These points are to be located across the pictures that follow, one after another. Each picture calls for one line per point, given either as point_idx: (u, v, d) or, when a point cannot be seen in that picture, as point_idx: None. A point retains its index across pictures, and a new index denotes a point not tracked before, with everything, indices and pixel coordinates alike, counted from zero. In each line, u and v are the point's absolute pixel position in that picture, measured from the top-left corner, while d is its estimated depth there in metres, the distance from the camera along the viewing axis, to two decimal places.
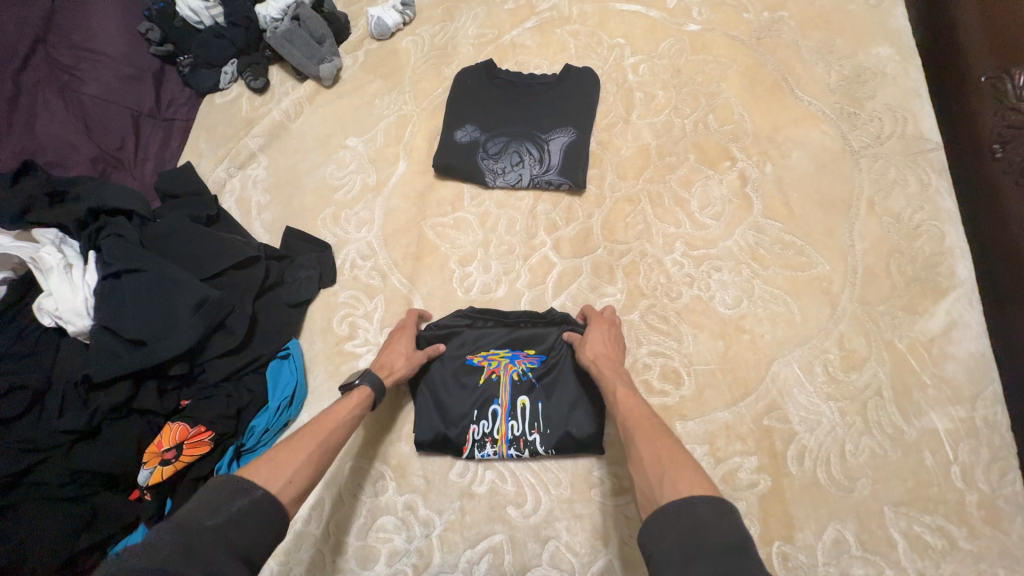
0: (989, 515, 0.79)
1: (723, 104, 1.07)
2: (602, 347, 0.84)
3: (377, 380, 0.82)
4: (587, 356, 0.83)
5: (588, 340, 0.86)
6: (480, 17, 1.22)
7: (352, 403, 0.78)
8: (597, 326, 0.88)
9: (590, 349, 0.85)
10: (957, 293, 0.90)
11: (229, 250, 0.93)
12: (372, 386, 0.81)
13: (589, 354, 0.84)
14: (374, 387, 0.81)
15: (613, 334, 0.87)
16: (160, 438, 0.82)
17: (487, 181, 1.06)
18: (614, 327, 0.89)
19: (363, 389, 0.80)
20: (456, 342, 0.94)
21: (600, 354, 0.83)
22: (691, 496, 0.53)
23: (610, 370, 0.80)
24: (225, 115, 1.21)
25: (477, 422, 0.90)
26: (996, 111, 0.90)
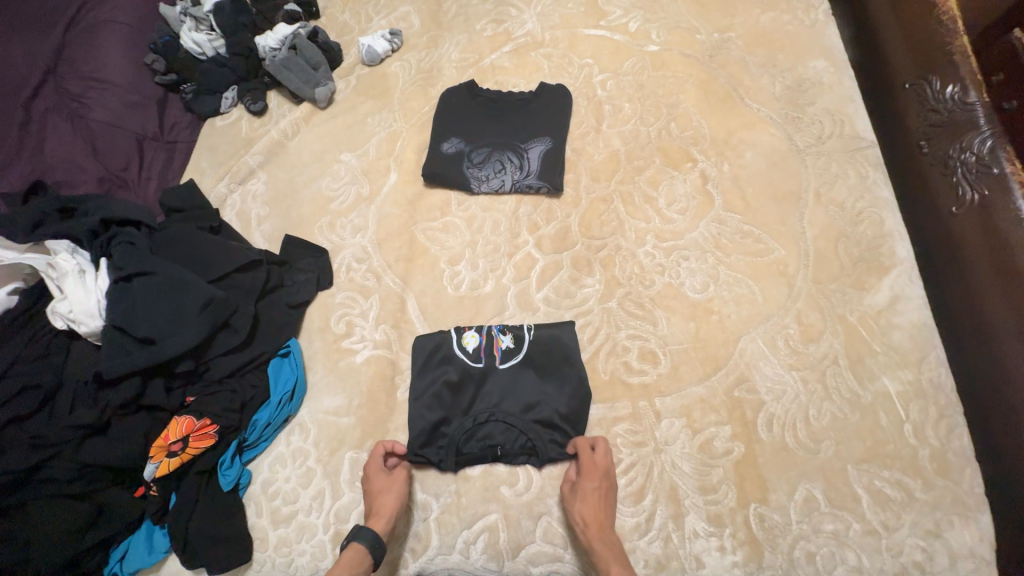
0: (940, 467, 0.87)
1: (683, 113, 1.19)
2: (593, 510, 0.84)
3: (369, 536, 0.82)
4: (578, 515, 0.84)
5: (579, 497, 0.85)
6: (462, 44, 1.35)
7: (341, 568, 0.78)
8: (590, 481, 0.86)
9: (580, 512, 0.84)
10: (898, 270, 1.00)
11: (233, 254, 1.00)
12: (364, 542, 0.81)
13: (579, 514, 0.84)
14: (366, 543, 0.81)
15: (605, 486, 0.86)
16: (166, 432, 0.87)
17: (473, 187, 1.15)
18: (606, 481, 0.86)
19: (351, 551, 0.81)
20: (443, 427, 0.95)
21: (591, 521, 0.83)
22: None
23: (603, 541, 0.81)
24: (226, 136, 1.29)
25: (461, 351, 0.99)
26: (919, 112, 1.04)
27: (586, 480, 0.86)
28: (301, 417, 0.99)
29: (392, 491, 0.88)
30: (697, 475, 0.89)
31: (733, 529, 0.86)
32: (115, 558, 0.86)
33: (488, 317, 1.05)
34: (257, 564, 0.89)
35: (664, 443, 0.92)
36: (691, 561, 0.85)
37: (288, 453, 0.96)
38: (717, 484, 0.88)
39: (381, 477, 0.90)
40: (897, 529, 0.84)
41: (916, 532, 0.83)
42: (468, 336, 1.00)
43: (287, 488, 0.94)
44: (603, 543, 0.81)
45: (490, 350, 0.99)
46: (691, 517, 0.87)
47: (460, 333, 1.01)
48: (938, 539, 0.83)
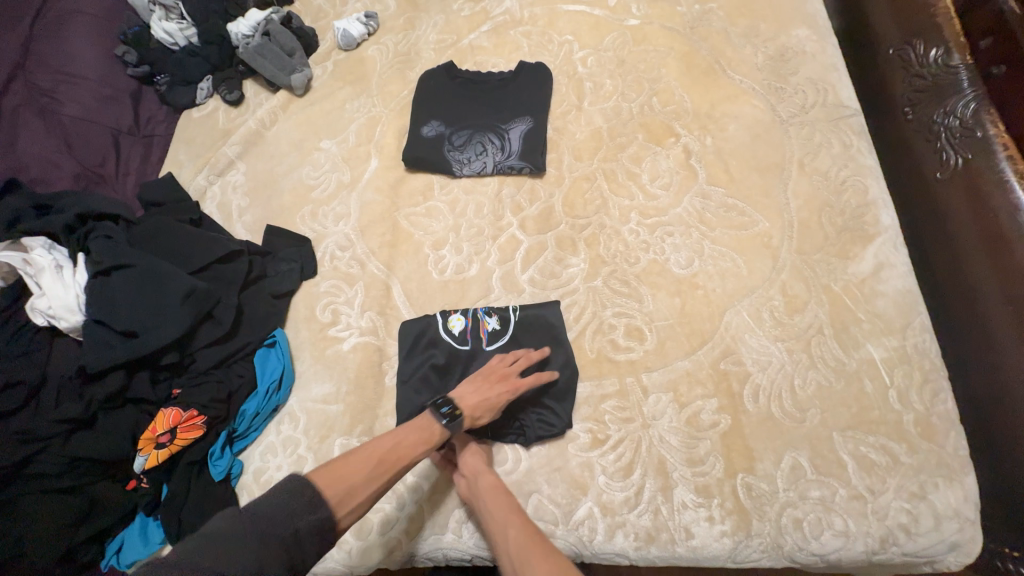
0: (925, 431, 0.87)
1: (665, 87, 1.17)
2: (479, 459, 0.89)
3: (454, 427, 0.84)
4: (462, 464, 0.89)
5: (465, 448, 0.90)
6: (440, 25, 1.32)
7: (420, 431, 0.83)
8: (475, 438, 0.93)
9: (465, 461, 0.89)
10: (883, 238, 0.99)
11: (214, 246, 1.00)
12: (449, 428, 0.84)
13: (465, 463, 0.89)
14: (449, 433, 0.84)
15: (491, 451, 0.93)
16: (153, 424, 0.86)
17: (454, 170, 1.14)
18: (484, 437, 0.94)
19: (434, 429, 0.83)
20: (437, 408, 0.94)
21: (475, 466, 0.88)
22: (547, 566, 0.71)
23: (486, 474, 0.86)
24: (203, 128, 1.27)
25: (447, 335, 0.99)
26: (905, 78, 1.09)
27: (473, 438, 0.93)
28: (290, 407, 0.98)
29: (497, 408, 0.87)
30: (685, 447, 0.90)
31: (721, 500, 0.87)
32: (112, 551, 0.86)
33: (473, 300, 1.05)
34: None
35: (652, 418, 0.92)
36: (680, 532, 0.86)
37: (278, 443, 0.95)
38: (704, 456, 0.89)
39: (501, 390, 0.88)
40: (883, 493, 0.85)
41: (902, 495, 0.84)
42: (453, 320, 1.00)
43: (278, 476, 0.92)
44: (486, 475, 0.86)
45: (478, 332, 0.99)
46: (680, 489, 0.88)
47: (447, 316, 1.00)
48: (923, 502, 0.84)
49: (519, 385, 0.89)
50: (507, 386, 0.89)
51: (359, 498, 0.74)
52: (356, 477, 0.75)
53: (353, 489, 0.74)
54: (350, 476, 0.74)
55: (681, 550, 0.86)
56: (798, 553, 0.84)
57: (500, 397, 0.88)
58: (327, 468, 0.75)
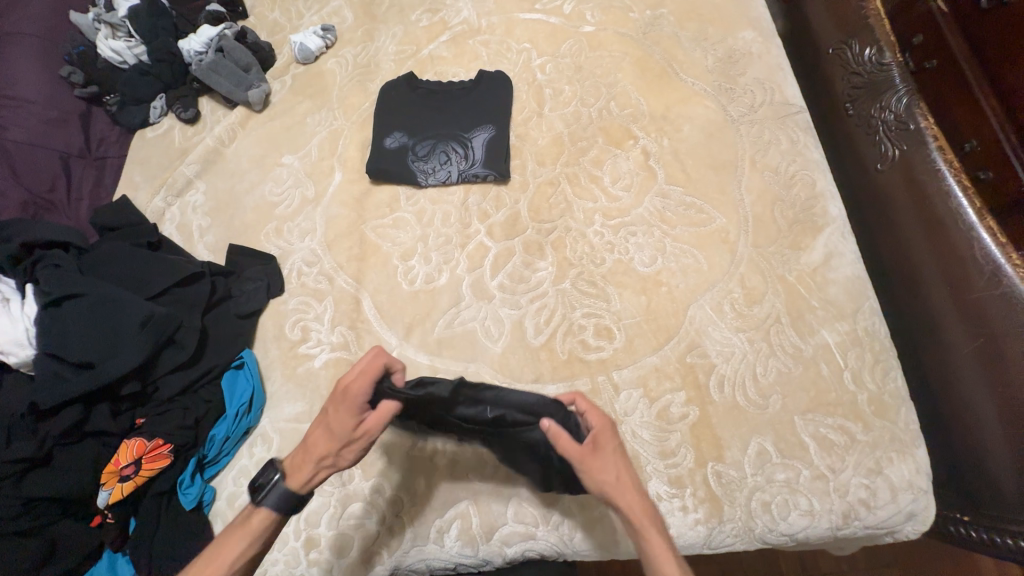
0: (878, 409, 0.92)
1: (622, 92, 1.20)
2: (630, 484, 0.73)
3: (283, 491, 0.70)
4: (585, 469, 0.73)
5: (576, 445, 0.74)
6: (398, 36, 1.32)
7: (240, 536, 0.71)
8: (610, 453, 0.74)
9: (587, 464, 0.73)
10: (832, 228, 1.04)
11: (173, 269, 0.98)
12: (267, 508, 0.71)
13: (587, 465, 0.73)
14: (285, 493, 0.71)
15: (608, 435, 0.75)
16: (116, 457, 0.84)
17: (420, 181, 1.14)
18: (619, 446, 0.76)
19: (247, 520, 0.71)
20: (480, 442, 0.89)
21: (629, 495, 0.73)
22: None
23: (646, 521, 0.72)
24: (158, 148, 1.24)
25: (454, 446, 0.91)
26: (844, 76, 1.15)
27: (604, 452, 0.74)
28: (262, 428, 0.97)
29: (340, 442, 0.72)
30: (656, 441, 0.93)
31: (693, 489, 0.90)
32: None
33: (444, 309, 1.05)
34: None
35: (624, 414, 0.95)
36: None
37: (251, 466, 0.93)
38: (676, 448, 0.92)
39: (337, 417, 0.72)
40: (843, 471, 0.89)
41: (860, 471, 0.89)
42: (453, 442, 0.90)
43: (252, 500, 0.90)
44: (648, 527, 0.71)
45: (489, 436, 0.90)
46: (654, 481, 0.91)
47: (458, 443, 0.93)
48: (879, 476, 0.89)
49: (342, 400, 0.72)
50: (343, 407, 0.72)
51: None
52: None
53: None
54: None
55: None
56: (769, 535, 0.88)
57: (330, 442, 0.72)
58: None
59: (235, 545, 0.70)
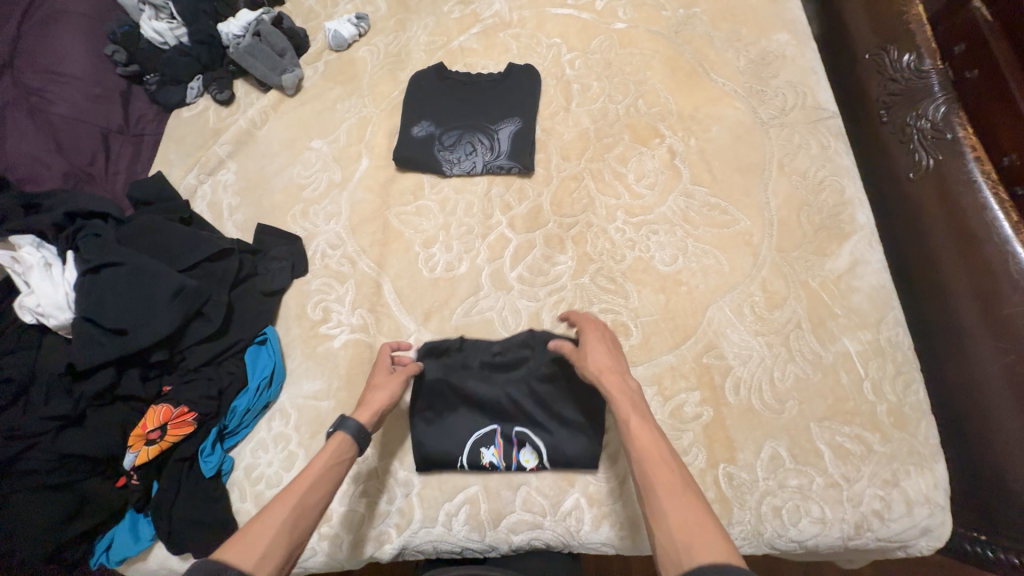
0: (897, 421, 0.91)
1: (650, 90, 1.20)
2: (607, 360, 0.83)
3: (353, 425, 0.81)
4: (591, 369, 0.82)
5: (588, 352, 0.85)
6: (430, 26, 1.34)
7: (328, 452, 0.77)
8: (596, 337, 0.88)
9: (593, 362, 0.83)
10: (858, 236, 1.03)
11: (204, 244, 1.01)
12: (348, 432, 0.80)
13: (593, 367, 0.82)
14: (353, 431, 0.80)
15: (609, 347, 0.86)
16: (144, 421, 0.88)
17: (445, 170, 1.16)
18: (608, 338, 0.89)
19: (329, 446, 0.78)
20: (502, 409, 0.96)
21: (605, 368, 0.82)
22: (721, 564, 0.55)
23: (617, 387, 0.79)
24: (193, 127, 1.27)
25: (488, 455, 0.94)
26: (880, 82, 1.13)
27: (593, 337, 0.88)
28: (281, 403, 0.99)
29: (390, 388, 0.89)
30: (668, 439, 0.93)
31: (703, 489, 0.90)
32: (102, 548, 0.87)
33: (463, 297, 1.07)
34: None
35: None
36: None
37: (269, 439, 0.96)
38: (687, 447, 0.92)
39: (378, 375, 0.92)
40: (857, 480, 0.88)
41: (875, 481, 0.88)
42: (488, 453, 0.94)
43: (270, 472, 0.93)
44: (617, 389, 0.78)
45: (523, 440, 0.94)
46: None
47: (497, 466, 0.93)
48: (895, 488, 0.88)
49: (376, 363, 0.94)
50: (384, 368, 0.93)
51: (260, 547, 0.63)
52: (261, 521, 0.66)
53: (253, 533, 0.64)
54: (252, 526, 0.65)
55: None
56: (778, 540, 0.87)
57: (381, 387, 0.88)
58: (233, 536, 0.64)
59: (323, 463, 0.75)
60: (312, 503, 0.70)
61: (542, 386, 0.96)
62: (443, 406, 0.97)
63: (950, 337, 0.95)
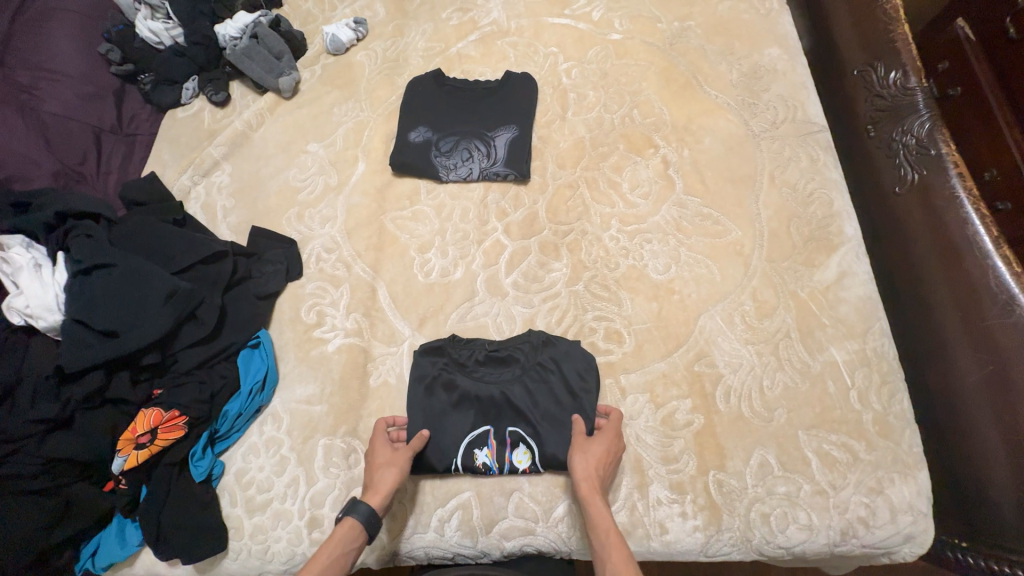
0: (883, 429, 0.93)
1: (645, 100, 1.22)
2: (596, 464, 0.85)
3: (363, 510, 0.81)
4: (580, 473, 0.85)
5: (584, 454, 0.87)
6: (428, 32, 1.35)
7: (335, 542, 0.78)
8: (599, 441, 0.88)
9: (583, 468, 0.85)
10: (846, 248, 1.05)
11: (198, 246, 1.00)
12: (358, 518, 0.80)
13: (583, 471, 0.85)
14: (361, 518, 0.80)
15: (609, 449, 0.88)
16: (134, 425, 0.86)
17: (441, 176, 1.17)
18: (615, 444, 0.89)
19: (337, 534, 0.79)
20: (494, 406, 0.96)
21: (590, 476, 0.84)
22: None
23: (598, 499, 0.83)
24: (188, 128, 1.27)
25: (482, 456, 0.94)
26: (867, 97, 1.16)
27: (596, 438, 0.89)
28: (273, 407, 0.99)
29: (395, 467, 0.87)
30: (660, 446, 0.94)
31: (694, 496, 0.91)
32: (86, 555, 0.87)
33: (457, 302, 1.07)
34: (232, 553, 0.90)
35: (629, 418, 0.96)
36: (655, 527, 0.90)
37: (260, 443, 0.96)
38: (678, 454, 0.93)
39: (382, 451, 0.90)
40: (843, 488, 0.90)
41: (861, 489, 0.90)
42: (482, 454, 0.94)
43: (260, 477, 0.93)
44: (597, 500, 0.83)
45: (517, 441, 0.94)
46: (655, 486, 0.92)
47: (491, 468, 0.93)
48: (880, 496, 0.90)
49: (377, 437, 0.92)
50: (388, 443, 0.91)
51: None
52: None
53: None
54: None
55: (655, 545, 0.90)
56: (766, 546, 0.89)
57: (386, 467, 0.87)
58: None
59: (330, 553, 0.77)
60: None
61: (537, 382, 0.97)
62: (439, 406, 0.97)
63: (931, 348, 0.98)
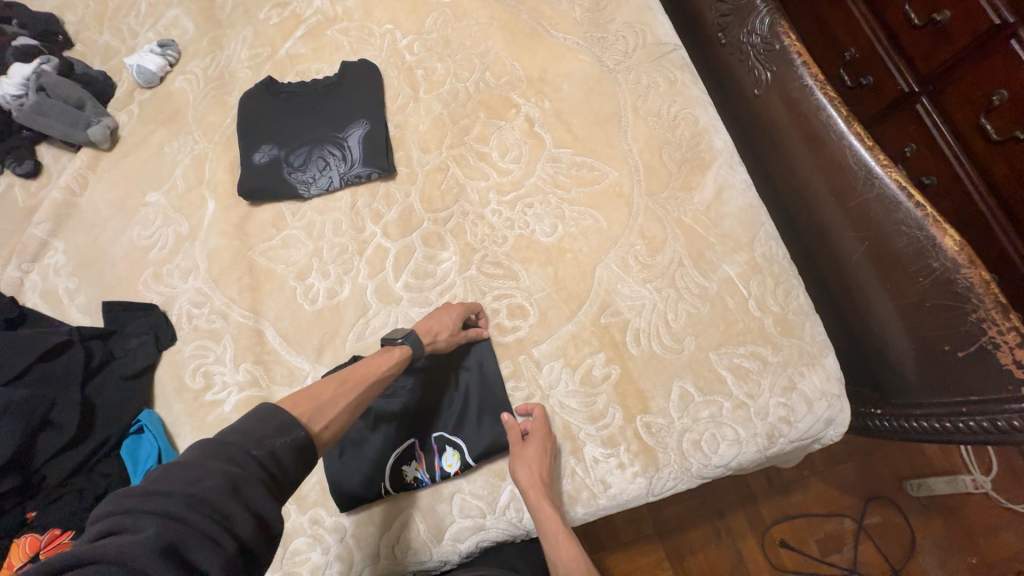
0: (785, 328, 0.96)
1: (495, 60, 1.15)
2: (537, 470, 0.85)
3: (413, 339, 0.86)
4: (525, 481, 0.85)
5: (524, 460, 0.86)
6: (249, 39, 1.21)
7: (390, 360, 0.83)
8: (535, 443, 0.88)
9: (526, 473, 0.85)
10: (719, 162, 1.05)
11: (34, 344, 0.90)
12: (410, 346, 0.86)
13: (526, 478, 0.85)
14: (413, 345, 0.86)
15: (549, 449, 0.88)
16: (10, 560, 0.77)
17: (302, 193, 1.07)
18: (551, 440, 0.89)
19: (395, 351, 0.85)
20: (412, 419, 0.93)
21: (536, 482, 0.85)
22: None
23: (546, 501, 0.84)
24: (2, 212, 1.11)
25: (412, 472, 0.90)
26: (711, 5, 1.14)
27: (533, 441, 0.88)
28: None
29: (449, 328, 0.91)
30: (585, 407, 0.93)
31: (627, 444, 0.91)
32: None
33: (351, 321, 1.00)
34: None
35: (550, 388, 0.95)
36: (598, 485, 0.90)
37: None
38: (604, 409, 0.93)
39: (455, 313, 0.92)
40: (761, 394, 0.93)
41: (775, 390, 0.93)
42: (410, 470, 0.90)
43: None
44: (544, 504, 0.84)
45: (443, 445, 0.91)
46: (589, 446, 0.92)
47: (424, 480, 0.90)
48: (794, 392, 0.93)
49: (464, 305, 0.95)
50: (459, 308, 0.93)
51: (327, 418, 0.70)
52: (323, 396, 0.72)
53: (323, 406, 0.71)
54: (317, 397, 0.72)
55: (604, 501, 0.90)
56: (705, 470, 0.91)
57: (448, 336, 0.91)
58: (294, 397, 0.70)
59: (385, 369, 0.82)
60: (364, 398, 0.78)
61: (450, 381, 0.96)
62: (356, 433, 0.91)
63: (817, 237, 1.01)
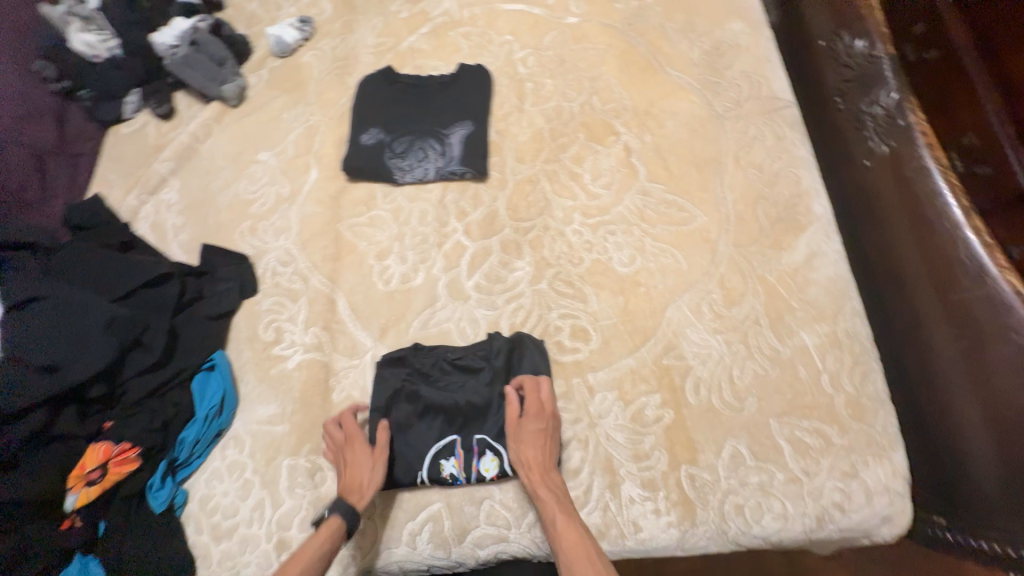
0: (856, 412, 0.91)
1: (604, 85, 1.18)
2: (534, 453, 0.87)
3: (341, 508, 0.83)
4: (519, 461, 0.87)
5: (521, 441, 0.88)
6: (378, 28, 1.29)
7: (320, 539, 0.81)
8: (529, 424, 0.89)
9: (524, 455, 0.87)
10: (815, 227, 1.02)
11: (142, 270, 0.99)
12: (340, 516, 0.82)
13: (519, 458, 0.87)
14: (343, 515, 0.83)
15: (544, 429, 0.89)
16: (82, 462, 0.84)
17: (397, 178, 1.12)
18: (548, 420, 0.90)
19: (333, 522, 0.82)
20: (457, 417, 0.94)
21: (531, 464, 0.86)
22: None
23: (542, 482, 0.86)
24: (134, 144, 1.23)
25: (448, 468, 0.91)
26: (835, 68, 1.12)
27: (529, 420, 0.90)
28: (235, 429, 0.96)
29: (370, 467, 0.87)
30: (630, 444, 0.92)
31: (667, 492, 0.89)
32: None
33: (418, 309, 1.04)
34: None
35: (598, 416, 0.94)
36: (628, 526, 0.87)
37: (224, 468, 0.93)
38: (650, 451, 0.91)
39: (363, 450, 0.89)
40: (818, 474, 0.88)
41: (834, 474, 0.88)
42: (447, 464, 0.92)
43: (225, 502, 0.90)
44: (541, 487, 0.85)
45: (484, 449, 0.92)
46: (627, 485, 0.90)
47: (458, 479, 0.91)
48: (854, 480, 0.88)
49: (355, 434, 0.90)
50: (360, 444, 0.89)
51: None
52: None
53: None
54: None
55: (631, 544, 0.87)
56: (744, 538, 0.87)
57: (371, 475, 0.87)
58: None
59: (327, 545, 0.80)
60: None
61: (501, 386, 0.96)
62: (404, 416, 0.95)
63: (908, 326, 0.95)
